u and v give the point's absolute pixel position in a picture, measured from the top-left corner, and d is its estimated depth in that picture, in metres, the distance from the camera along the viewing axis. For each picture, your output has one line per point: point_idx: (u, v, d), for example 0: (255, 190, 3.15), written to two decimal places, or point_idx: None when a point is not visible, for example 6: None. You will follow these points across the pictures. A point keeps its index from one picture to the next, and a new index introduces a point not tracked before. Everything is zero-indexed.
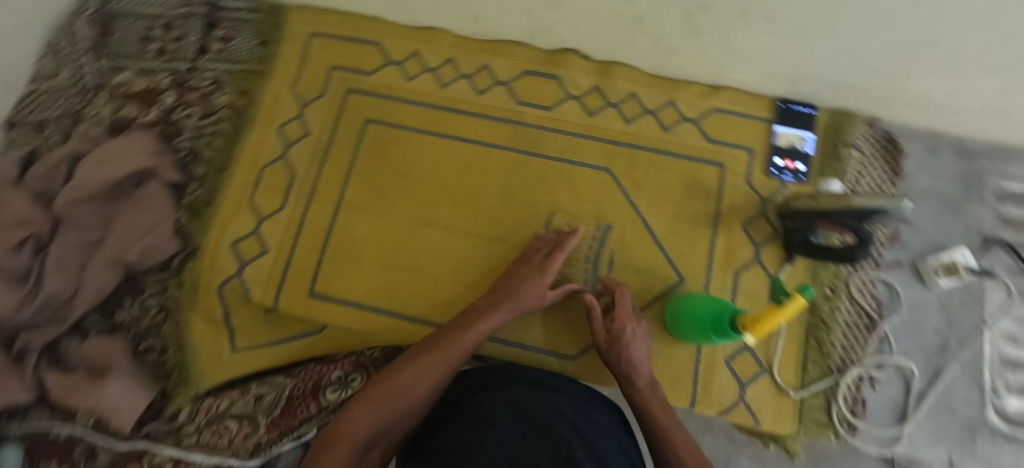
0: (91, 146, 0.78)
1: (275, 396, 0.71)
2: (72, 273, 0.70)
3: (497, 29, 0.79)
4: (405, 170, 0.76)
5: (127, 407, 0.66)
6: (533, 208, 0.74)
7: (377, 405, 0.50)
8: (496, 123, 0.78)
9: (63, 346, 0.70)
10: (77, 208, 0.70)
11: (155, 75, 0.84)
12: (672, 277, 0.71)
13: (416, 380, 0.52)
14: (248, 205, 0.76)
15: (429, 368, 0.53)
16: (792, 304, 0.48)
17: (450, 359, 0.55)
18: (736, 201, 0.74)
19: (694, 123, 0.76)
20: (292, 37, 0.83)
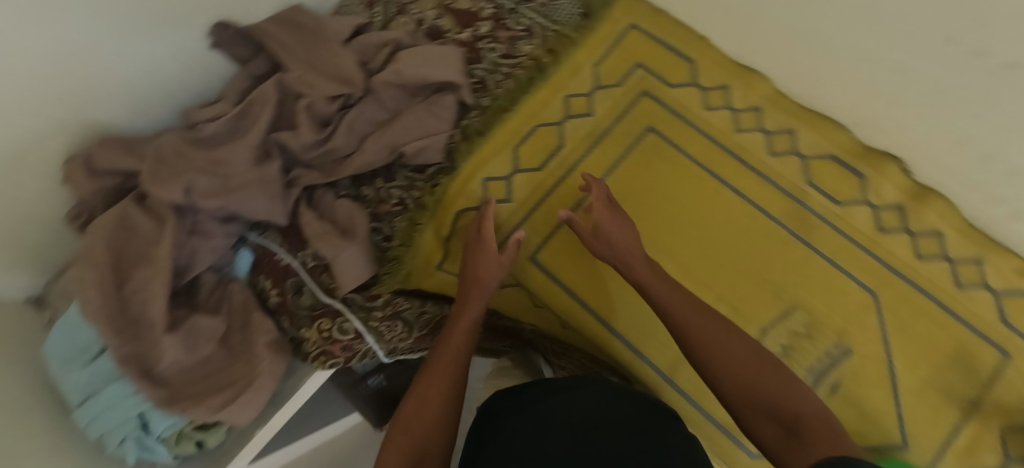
0: (409, 40, 0.84)
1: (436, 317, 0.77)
2: (355, 138, 0.79)
3: (823, 100, 0.73)
4: (670, 193, 0.76)
5: (351, 274, 0.71)
6: (776, 290, 0.70)
7: (417, 409, 0.53)
8: (776, 190, 0.73)
9: (320, 193, 0.79)
10: (386, 89, 0.78)
11: (478, 1, 0.89)
12: (895, 438, 0.65)
13: (438, 385, 0.56)
14: (511, 152, 0.80)
15: (437, 375, 0.57)
16: None
17: (447, 365, 0.58)
18: (1008, 402, 0.63)
19: (996, 296, 0.66)
20: (613, 21, 0.84)
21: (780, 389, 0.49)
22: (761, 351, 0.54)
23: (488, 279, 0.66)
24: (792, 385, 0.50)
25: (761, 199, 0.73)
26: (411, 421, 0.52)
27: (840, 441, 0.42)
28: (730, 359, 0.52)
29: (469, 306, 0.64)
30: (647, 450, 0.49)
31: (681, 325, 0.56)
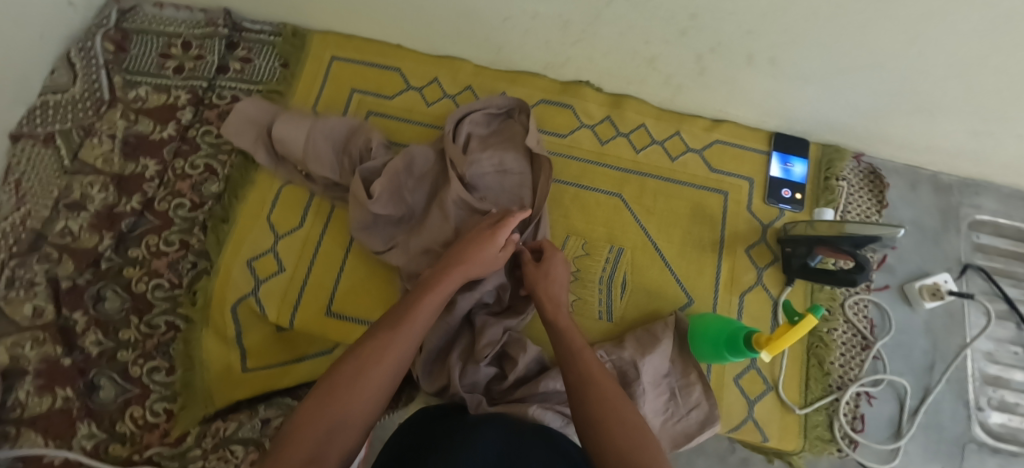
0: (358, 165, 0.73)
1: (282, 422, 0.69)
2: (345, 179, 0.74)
3: (515, 59, 0.81)
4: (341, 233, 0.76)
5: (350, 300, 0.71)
6: (558, 220, 0.77)
7: (395, 320, 0.49)
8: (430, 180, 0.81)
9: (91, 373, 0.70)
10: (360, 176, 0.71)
11: (171, 91, 0.83)
12: (681, 298, 0.75)
13: (410, 329, 0.49)
14: (265, 221, 0.76)
15: (416, 305, 0.51)
16: (803, 323, 0.51)
17: (402, 348, 0.47)
18: (739, 229, 0.79)
19: (697, 153, 0.82)
20: (314, 59, 0.85)
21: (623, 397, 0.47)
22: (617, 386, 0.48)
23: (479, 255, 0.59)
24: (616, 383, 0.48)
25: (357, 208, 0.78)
26: (381, 350, 0.46)
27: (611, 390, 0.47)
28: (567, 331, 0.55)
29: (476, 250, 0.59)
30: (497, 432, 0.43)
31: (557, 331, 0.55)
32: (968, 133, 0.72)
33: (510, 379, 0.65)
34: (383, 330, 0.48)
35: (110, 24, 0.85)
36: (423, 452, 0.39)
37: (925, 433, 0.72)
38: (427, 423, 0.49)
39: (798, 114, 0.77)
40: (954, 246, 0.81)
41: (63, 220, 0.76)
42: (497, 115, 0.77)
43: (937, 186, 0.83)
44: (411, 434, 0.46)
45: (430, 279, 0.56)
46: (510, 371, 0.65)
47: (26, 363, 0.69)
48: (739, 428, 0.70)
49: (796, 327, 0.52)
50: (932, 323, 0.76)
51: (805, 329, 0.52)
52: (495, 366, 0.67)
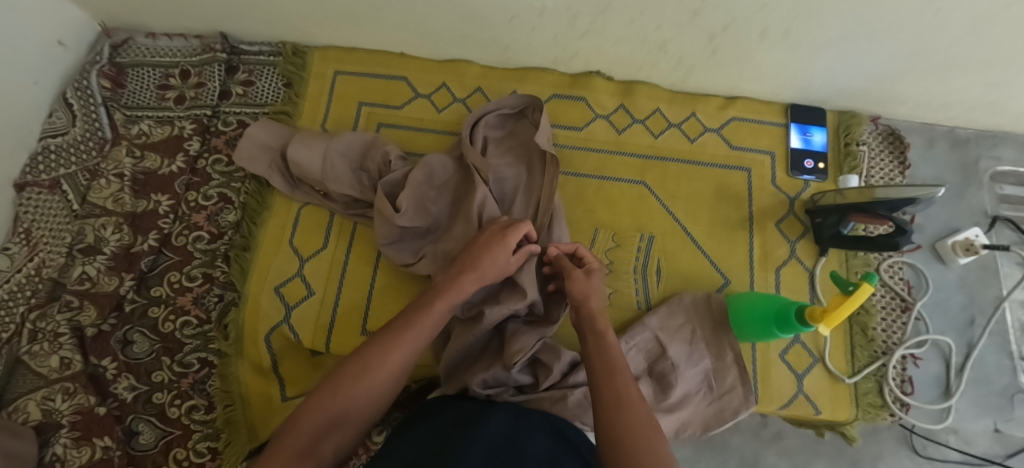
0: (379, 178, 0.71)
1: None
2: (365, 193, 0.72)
3: (522, 56, 0.80)
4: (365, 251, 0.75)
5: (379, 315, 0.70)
6: (585, 214, 0.77)
7: (398, 327, 0.53)
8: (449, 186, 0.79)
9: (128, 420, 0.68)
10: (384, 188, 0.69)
11: (175, 123, 0.81)
12: (717, 280, 0.74)
13: (413, 333, 0.52)
14: (288, 246, 0.75)
15: (422, 315, 0.54)
16: (860, 292, 0.52)
17: (403, 355, 0.51)
18: (766, 204, 0.78)
19: (715, 132, 0.81)
20: (317, 76, 0.83)
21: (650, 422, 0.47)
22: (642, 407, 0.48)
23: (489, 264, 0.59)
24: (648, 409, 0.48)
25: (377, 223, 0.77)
26: (382, 355, 0.50)
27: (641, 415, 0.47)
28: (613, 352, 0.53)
29: (489, 263, 0.59)
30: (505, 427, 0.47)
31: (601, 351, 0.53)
32: (986, 88, 0.72)
33: (544, 386, 0.65)
34: (386, 336, 0.52)
35: (103, 60, 0.82)
36: (438, 448, 0.43)
37: (972, 388, 0.72)
38: (444, 421, 0.53)
39: (813, 83, 0.76)
40: (979, 200, 0.81)
41: (79, 265, 0.74)
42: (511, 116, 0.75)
43: (955, 141, 0.83)
44: (431, 429, 0.50)
45: (442, 284, 0.57)
46: (544, 380, 0.64)
47: (60, 416, 0.67)
48: (790, 404, 0.69)
49: (851, 299, 0.53)
50: (967, 278, 0.76)
51: (862, 297, 0.52)
52: (528, 374, 0.66)
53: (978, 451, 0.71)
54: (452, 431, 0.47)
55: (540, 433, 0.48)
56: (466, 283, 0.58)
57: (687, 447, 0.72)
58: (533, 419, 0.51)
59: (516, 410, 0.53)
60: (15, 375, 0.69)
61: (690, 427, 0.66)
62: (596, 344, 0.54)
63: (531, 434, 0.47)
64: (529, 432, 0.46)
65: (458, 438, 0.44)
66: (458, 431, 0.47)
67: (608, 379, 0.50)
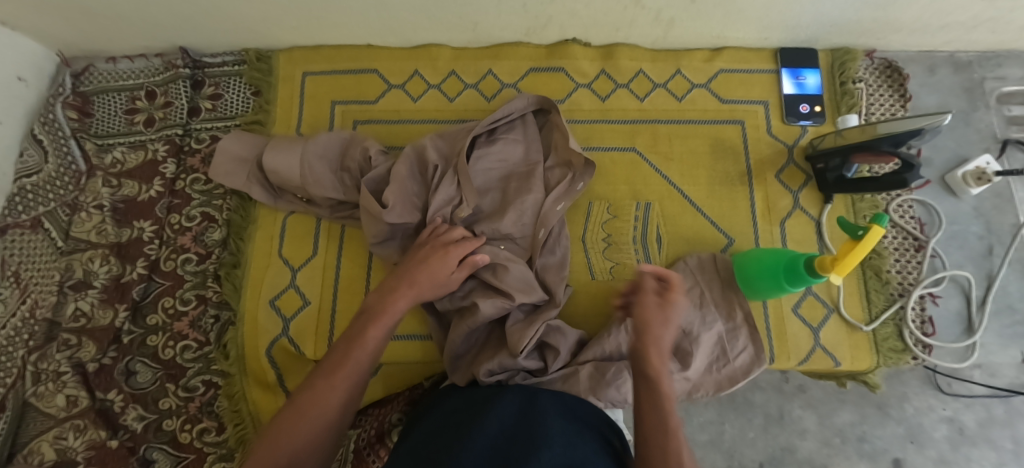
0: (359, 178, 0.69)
1: (342, 451, 0.71)
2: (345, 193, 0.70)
3: (494, 33, 0.77)
4: (354, 254, 0.73)
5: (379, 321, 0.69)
6: None
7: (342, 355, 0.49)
8: None
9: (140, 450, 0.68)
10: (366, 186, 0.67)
11: (148, 146, 0.79)
12: (721, 240, 0.72)
13: (358, 353, 0.49)
14: (278, 257, 0.73)
15: (364, 340, 0.50)
16: (871, 235, 0.49)
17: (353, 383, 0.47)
18: (764, 155, 0.75)
19: (703, 87, 0.78)
20: (285, 80, 0.80)
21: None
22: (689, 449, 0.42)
23: (428, 279, 0.58)
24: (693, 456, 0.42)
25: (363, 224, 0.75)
26: (333, 387, 0.46)
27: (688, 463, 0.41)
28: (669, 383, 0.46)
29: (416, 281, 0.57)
30: (516, 414, 0.46)
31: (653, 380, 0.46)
32: (986, 3, 0.67)
33: (553, 368, 0.63)
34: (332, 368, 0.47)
35: (66, 92, 0.81)
36: (443, 440, 0.43)
37: (996, 320, 0.70)
38: (454, 407, 0.52)
39: (801, 22, 0.72)
40: (988, 123, 0.77)
41: (73, 302, 0.73)
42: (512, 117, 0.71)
43: (956, 66, 0.79)
44: (439, 420, 0.49)
45: (375, 307, 0.54)
46: (554, 362, 0.63)
47: (74, 453, 0.67)
48: (809, 358, 0.67)
49: (865, 242, 0.50)
50: (981, 207, 0.73)
51: (873, 241, 0.50)
52: (536, 357, 0.64)
53: (1005, 384, 0.70)
54: (460, 422, 0.46)
55: (554, 414, 0.46)
56: (399, 303, 0.54)
57: (712, 412, 0.72)
58: (542, 399, 0.49)
59: (522, 392, 0.51)
60: (25, 419, 0.69)
61: (706, 390, 0.65)
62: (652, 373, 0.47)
63: (545, 414, 0.46)
64: (540, 416, 0.45)
65: (464, 432, 0.43)
66: (464, 423, 0.45)
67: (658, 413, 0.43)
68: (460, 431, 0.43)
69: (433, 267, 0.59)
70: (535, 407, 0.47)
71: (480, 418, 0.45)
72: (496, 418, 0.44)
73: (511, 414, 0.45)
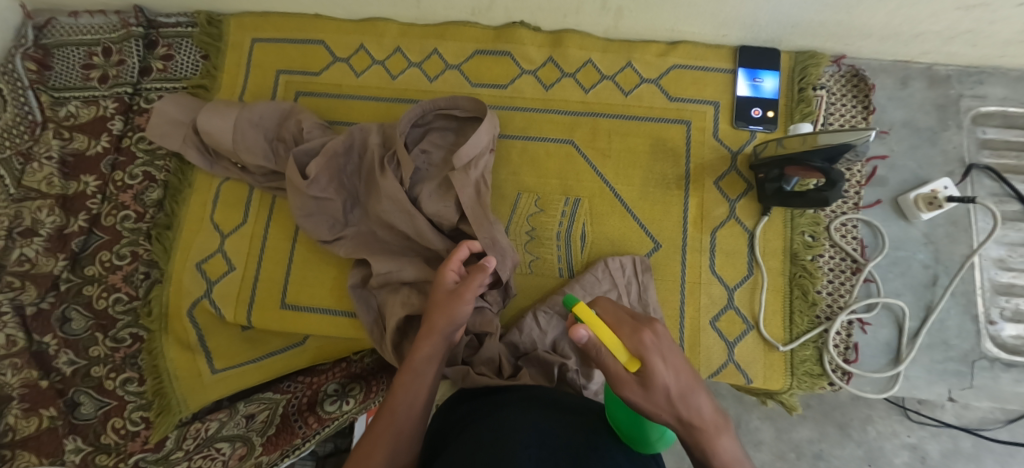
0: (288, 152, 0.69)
1: (268, 414, 0.72)
2: (274, 163, 0.70)
3: (438, 11, 0.74)
4: (281, 226, 0.74)
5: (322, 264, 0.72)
6: (508, 178, 0.73)
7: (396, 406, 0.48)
8: (366, 104, 0.77)
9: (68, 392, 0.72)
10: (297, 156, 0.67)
11: (99, 103, 0.81)
12: (647, 243, 0.70)
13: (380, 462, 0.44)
14: (210, 222, 0.75)
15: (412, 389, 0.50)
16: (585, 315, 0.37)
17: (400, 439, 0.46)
18: (705, 158, 0.72)
19: (653, 83, 0.74)
20: (234, 46, 0.80)
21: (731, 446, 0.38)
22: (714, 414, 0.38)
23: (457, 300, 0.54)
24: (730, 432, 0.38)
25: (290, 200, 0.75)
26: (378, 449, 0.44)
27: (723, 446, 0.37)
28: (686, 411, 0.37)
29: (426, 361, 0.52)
30: (549, 411, 0.45)
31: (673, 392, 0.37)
32: (961, 12, 0.61)
33: (486, 352, 0.62)
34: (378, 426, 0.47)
35: (28, 43, 0.82)
36: (466, 436, 0.42)
37: (928, 353, 0.66)
38: (477, 398, 0.52)
39: (759, 19, 0.66)
40: (957, 145, 0.71)
41: (18, 247, 0.75)
42: (462, 117, 0.69)
43: (932, 79, 0.73)
44: (467, 410, 0.49)
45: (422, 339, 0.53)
46: (489, 341, 0.62)
47: (10, 389, 0.71)
48: (718, 372, 0.66)
49: (617, 338, 0.37)
50: (932, 235, 0.69)
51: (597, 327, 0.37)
52: (472, 336, 0.64)
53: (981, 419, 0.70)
54: (489, 431, 0.41)
55: (585, 413, 0.47)
56: (442, 335, 0.53)
57: None
58: (571, 415, 0.46)
59: (542, 404, 0.47)
60: None
61: None
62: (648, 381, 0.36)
63: (571, 413, 0.46)
64: (568, 415, 0.45)
65: (500, 445, 0.38)
66: (493, 434, 0.40)
67: (694, 441, 0.38)
68: (500, 422, 0.43)
69: (434, 342, 0.53)
70: (563, 405, 0.48)
71: (508, 411, 0.45)
72: (530, 414, 0.44)
73: (541, 410, 0.45)
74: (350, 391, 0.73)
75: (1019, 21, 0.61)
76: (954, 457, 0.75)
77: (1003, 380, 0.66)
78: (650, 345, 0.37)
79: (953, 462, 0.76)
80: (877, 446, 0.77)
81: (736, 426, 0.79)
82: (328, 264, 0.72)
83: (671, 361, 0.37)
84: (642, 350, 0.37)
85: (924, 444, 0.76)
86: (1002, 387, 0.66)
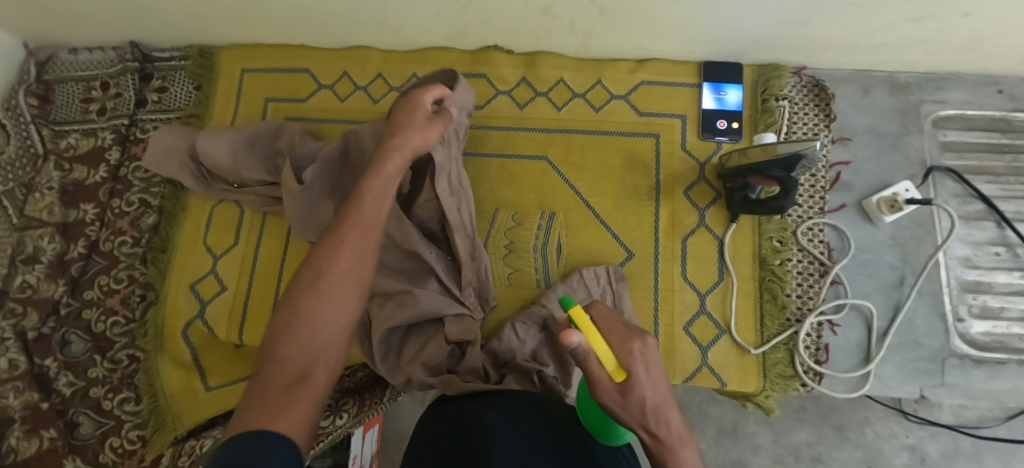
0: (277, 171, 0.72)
1: None
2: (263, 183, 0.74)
3: (416, 38, 0.78)
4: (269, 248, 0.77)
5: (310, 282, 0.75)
6: (486, 194, 0.76)
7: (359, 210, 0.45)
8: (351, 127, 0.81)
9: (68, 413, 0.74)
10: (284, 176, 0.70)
11: (98, 134, 0.85)
12: (621, 253, 0.72)
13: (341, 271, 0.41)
14: (203, 245, 0.78)
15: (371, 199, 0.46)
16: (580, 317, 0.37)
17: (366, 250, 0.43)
18: (675, 170, 0.74)
19: (623, 99, 0.77)
20: (225, 77, 0.85)
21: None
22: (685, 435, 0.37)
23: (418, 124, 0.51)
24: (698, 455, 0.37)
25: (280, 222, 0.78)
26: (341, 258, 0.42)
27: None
28: (657, 424, 0.36)
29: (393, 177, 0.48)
30: (533, 413, 0.47)
31: (647, 403, 0.36)
32: (909, 24, 0.64)
33: (470, 363, 0.63)
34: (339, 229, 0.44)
35: (30, 80, 0.87)
36: (451, 436, 0.44)
37: (898, 352, 0.68)
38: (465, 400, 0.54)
39: (719, 36, 0.70)
40: (918, 148, 0.74)
41: (21, 274, 0.78)
42: None
43: (892, 87, 0.76)
44: (454, 412, 0.51)
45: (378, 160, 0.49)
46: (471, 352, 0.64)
47: (12, 411, 0.74)
48: (694, 376, 0.68)
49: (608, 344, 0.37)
50: (898, 236, 0.71)
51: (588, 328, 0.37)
52: (455, 348, 0.66)
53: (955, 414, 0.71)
54: (465, 433, 0.42)
55: (568, 416, 0.48)
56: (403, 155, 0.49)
57: None
58: (551, 418, 0.46)
59: (522, 407, 0.48)
60: None
61: None
62: (628, 385, 0.36)
63: (553, 415, 0.48)
64: (551, 417, 0.47)
65: (480, 441, 0.40)
66: (471, 433, 0.42)
67: (658, 455, 0.37)
68: (483, 422, 0.44)
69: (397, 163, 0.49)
70: (547, 408, 0.50)
71: (493, 412, 0.47)
72: (514, 416, 0.45)
73: (525, 412, 0.47)
74: (343, 406, 0.76)
75: (965, 30, 0.64)
76: (955, 458, 0.76)
77: (974, 376, 0.67)
78: (638, 354, 0.37)
79: (953, 462, 0.76)
80: (876, 448, 0.78)
81: (734, 430, 0.80)
82: None
83: (654, 373, 0.37)
84: (629, 356, 0.37)
85: (923, 444, 0.77)
86: (974, 383, 0.67)
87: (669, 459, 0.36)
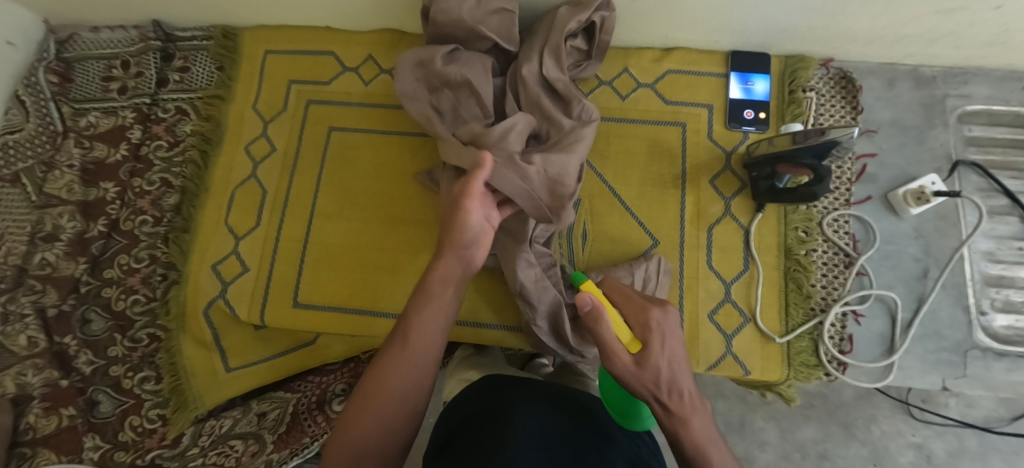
0: None
1: (279, 412, 0.75)
2: None
3: None
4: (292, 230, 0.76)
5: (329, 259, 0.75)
6: None
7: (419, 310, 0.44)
8: (375, 111, 0.80)
9: (86, 391, 0.74)
10: None
11: (119, 113, 0.85)
12: (646, 240, 0.72)
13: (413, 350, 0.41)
14: (224, 226, 0.78)
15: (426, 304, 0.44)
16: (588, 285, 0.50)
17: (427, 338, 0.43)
18: (700, 159, 0.74)
19: (649, 87, 0.77)
20: (247, 58, 0.84)
21: (710, 433, 0.38)
22: (699, 400, 0.39)
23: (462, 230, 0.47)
24: (711, 423, 0.38)
25: (303, 205, 0.77)
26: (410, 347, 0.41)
27: (704, 431, 0.37)
28: (673, 390, 0.38)
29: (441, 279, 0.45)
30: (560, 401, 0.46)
31: (662, 373, 0.39)
32: (939, 17, 0.64)
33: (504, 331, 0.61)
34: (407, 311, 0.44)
35: (50, 57, 0.86)
36: (474, 423, 0.44)
37: (921, 344, 0.68)
38: (489, 383, 0.53)
39: (748, 25, 0.69)
40: (943, 142, 0.74)
41: (40, 252, 0.78)
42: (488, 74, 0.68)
43: (917, 80, 0.76)
44: (478, 396, 0.50)
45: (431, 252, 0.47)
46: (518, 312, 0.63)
47: (32, 388, 0.73)
48: (718, 364, 0.68)
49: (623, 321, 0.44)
50: (922, 229, 0.71)
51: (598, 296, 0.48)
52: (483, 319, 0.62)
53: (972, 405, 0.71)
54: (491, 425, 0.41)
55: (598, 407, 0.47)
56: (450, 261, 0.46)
57: None
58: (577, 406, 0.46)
59: (550, 395, 0.48)
60: None
61: None
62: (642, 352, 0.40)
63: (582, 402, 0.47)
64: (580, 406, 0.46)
65: (503, 428, 0.40)
66: (496, 417, 0.42)
67: (672, 420, 0.38)
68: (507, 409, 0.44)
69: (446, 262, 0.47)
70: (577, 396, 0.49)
71: (519, 398, 0.46)
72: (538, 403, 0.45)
73: (553, 399, 0.46)
74: None
75: (995, 24, 0.64)
76: (959, 456, 0.77)
77: (995, 369, 0.68)
78: (652, 328, 0.42)
79: (958, 461, 0.77)
80: (882, 445, 0.78)
81: (740, 425, 0.80)
82: (337, 264, 0.75)
83: (670, 347, 0.40)
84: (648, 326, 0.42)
85: (929, 443, 0.77)
86: (995, 376, 0.68)
87: (683, 422, 0.37)
